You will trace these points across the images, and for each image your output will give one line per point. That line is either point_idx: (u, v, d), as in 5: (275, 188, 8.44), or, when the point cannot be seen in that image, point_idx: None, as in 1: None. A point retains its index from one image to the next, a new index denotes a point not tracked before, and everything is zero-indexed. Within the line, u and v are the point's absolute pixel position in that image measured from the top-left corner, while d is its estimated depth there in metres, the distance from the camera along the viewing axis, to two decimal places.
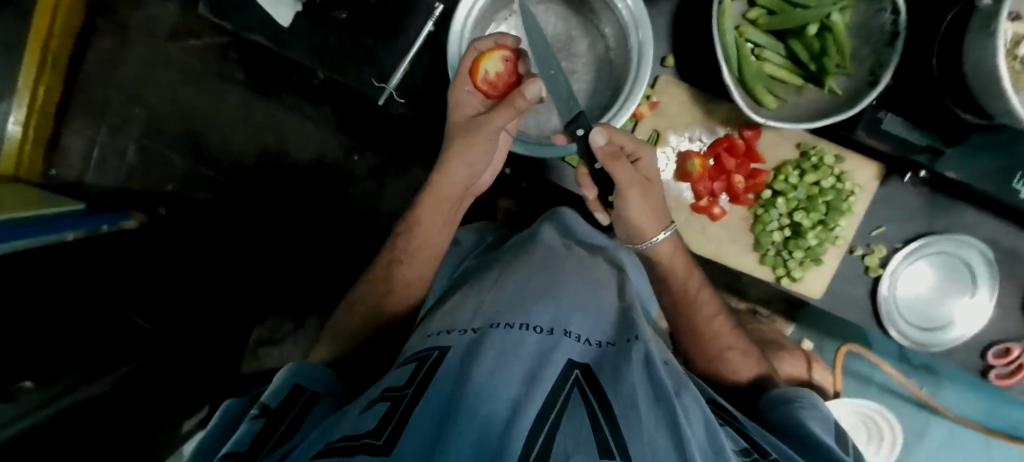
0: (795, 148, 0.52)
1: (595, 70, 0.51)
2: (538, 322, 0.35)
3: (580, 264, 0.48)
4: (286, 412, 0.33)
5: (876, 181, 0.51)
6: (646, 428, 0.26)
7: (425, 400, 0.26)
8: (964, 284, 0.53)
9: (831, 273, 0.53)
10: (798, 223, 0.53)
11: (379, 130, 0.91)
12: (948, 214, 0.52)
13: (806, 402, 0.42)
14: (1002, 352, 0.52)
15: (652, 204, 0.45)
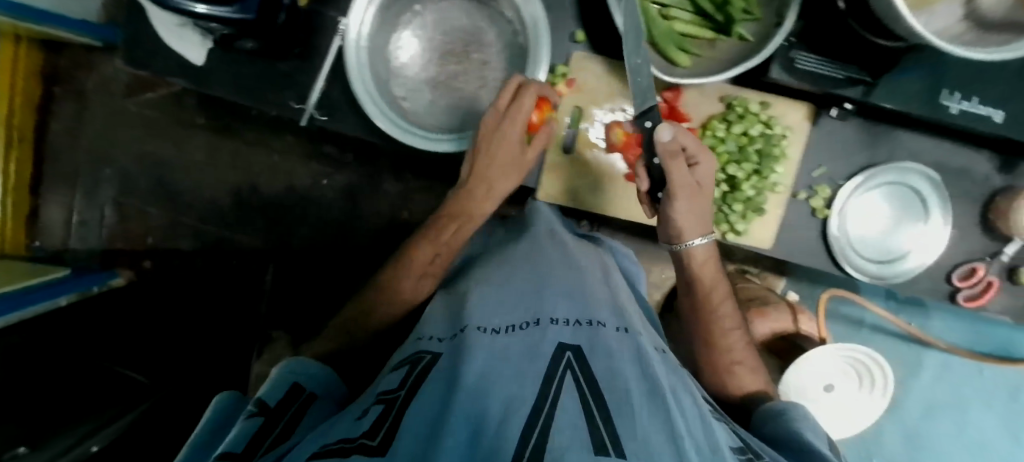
0: (719, 101, 0.51)
1: (505, 55, 0.54)
2: (523, 319, 0.37)
3: (563, 249, 0.49)
4: (283, 414, 0.36)
5: (807, 122, 0.50)
6: (639, 418, 0.27)
7: (417, 406, 0.29)
8: (919, 211, 0.51)
9: (777, 221, 0.51)
10: (733, 176, 0.51)
11: (341, 152, 0.91)
12: (888, 140, 0.49)
13: (798, 411, 0.46)
14: (966, 272, 0.51)
15: (698, 208, 0.48)
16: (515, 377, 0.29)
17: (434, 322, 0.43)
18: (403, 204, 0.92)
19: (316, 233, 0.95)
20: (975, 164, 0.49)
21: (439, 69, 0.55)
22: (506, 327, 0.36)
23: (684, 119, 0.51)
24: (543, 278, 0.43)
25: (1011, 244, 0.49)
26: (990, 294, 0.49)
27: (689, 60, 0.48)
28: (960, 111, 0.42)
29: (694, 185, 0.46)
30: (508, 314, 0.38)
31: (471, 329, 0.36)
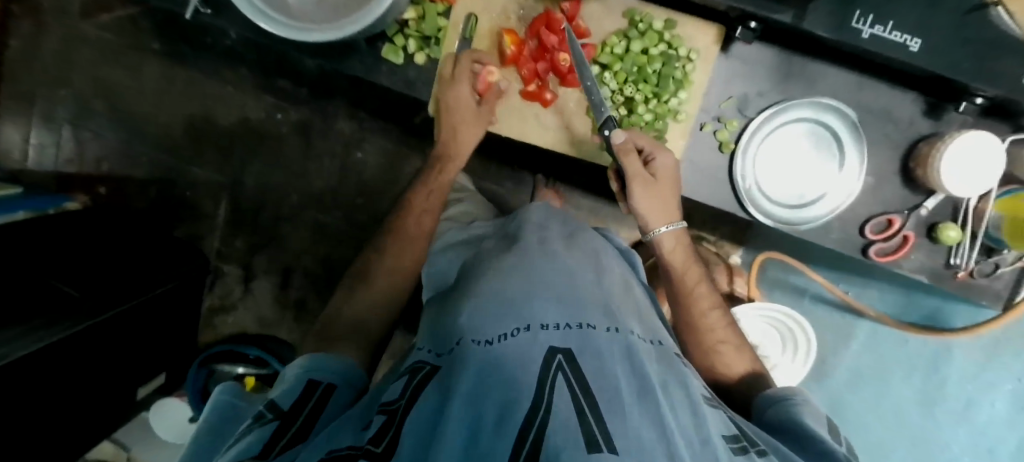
0: (622, 17, 0.52)
1: None
2: (515, 320, 0.35)
3: (562, 243, 0.47)
4: (296, 416, 0.35)
5: (714, 46, 0.52)
6: (633, 422, 0.27)
7: (416, 408, 0.30)
8: (831, 150, 0.53)
9: (680, 150, 0.54)
10: (631, 97, 0.53)
11: (299, 88, 0.91)
12: (804, 73, 0.52)
13: (802, 398, 0.43)
14: (885, 225, 0.54)
15: (657, 198, 0.52)
16: (509, 382, 0.29)
17: (428, 328, 0.44)
18: (358, 143, 0.93)
19: (274, 170, 0.95)
20: (900, 106, 0.52)
21: None
22: (499, 336, 0.34)
23: (585, 35, 0.52)
24: (534, 267, 0.42)
25: (932, 197, 0.52)
26: (906, 248, 0.53)
27: None
28: (870, 36, 0.41)
29: (650, 177, 0.51)
30: (501, 314, 0.36)
31: (466, 342, 0.35)
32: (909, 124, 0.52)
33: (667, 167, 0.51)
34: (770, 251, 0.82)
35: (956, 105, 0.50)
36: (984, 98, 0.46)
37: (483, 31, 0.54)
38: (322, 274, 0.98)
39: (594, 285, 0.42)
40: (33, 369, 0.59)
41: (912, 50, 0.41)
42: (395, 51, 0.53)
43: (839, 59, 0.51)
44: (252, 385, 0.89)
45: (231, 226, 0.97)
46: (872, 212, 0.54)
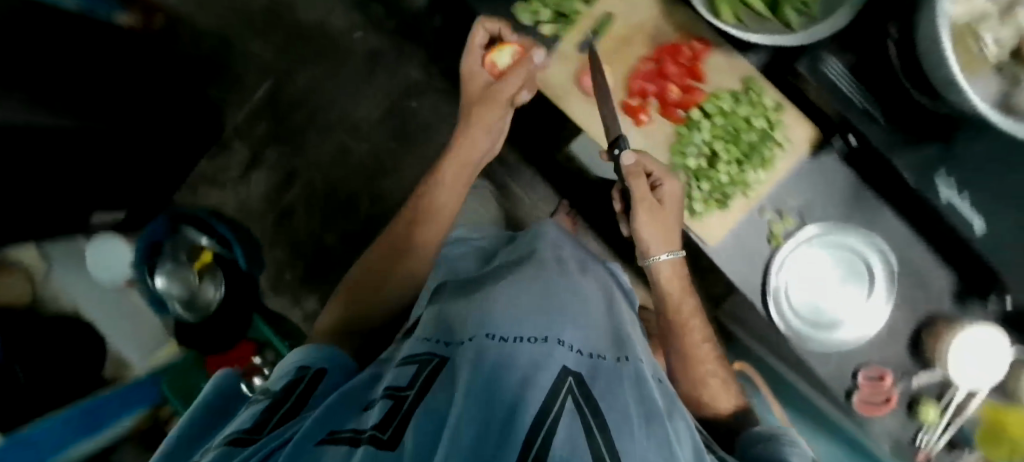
0: (739, 79, 0.56)
1: None
2: (531, 335, 0.41)
3: (577, 282, 0.55)
4: (289, 393, 0.40)
5: (808, 145, 0.55)
6: (635, 442, 0.30)
7: (424, 403, 0.35)
8: (862, 276, 0.54)
9: (734, 223, 0.57)
10: (716, 153, 0.56)
11: (390, 18, 0.93)
12: (870, 209, 0.55)
13: (786, 439, 0.43)
14: (877, 378, 0.55)
15: (661, 223, 0.53)
16: (524, 384, 0.33)
17: (438, 324, 0.50)
18: (421, 92, 0.95)
19: (329, 77, 0.96)
20: (934, 276, 0.54)
21: None
22: (518, 337, 0.40)
23: (701, 78, 0.56)
24: (550, 295, 0.49)
25: (927, 371, 0.54)
26: (887, 409, 0.54)
27: (732, 20, 0.50)
28: (948, 201, 0.46)
29: (654, 201, 0.53)
30: (523, 327, 0.42)
31: (482, 337, 0.40)
32: (937, 298, 0.54)
33: (673, 195, 0.53)
34: (746, 360, 0.84)
35: (984, 303, 0.52)
36: (1011, 300, 0.49)
37: (612, 34, 0.58)
38: (324, 194, 1.00)
39: (596, 329, 0.47)
40: (22, 140, 0.59)
41: (974, 227, 0.45)
42: (527, 12, 0.58)
43: (900, 208, 0.54)
44: (205, 261, 0.89)
45: (263, 109, 0.98)
46: (864, 361, 0.55)
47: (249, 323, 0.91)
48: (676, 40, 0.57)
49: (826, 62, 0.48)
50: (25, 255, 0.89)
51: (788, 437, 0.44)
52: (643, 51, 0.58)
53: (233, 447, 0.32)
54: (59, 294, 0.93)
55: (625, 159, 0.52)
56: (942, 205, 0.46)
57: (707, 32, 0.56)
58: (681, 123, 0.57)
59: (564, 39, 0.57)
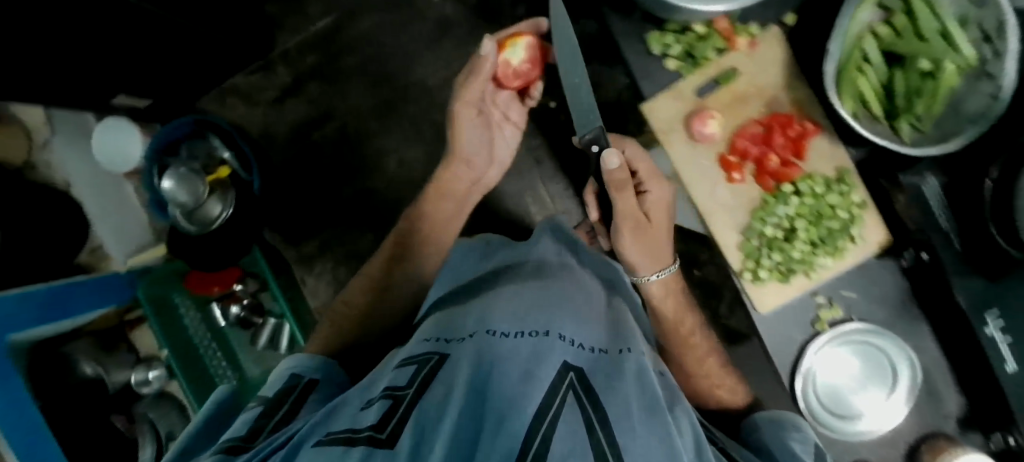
0: (835, 167, 0.57)
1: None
2: (534, 330, 0.47)
3: (587, 292, 0.61)
4: (283, 401, 0.49)
5: (875, 248, 0.57)
6: (637, 430, 0.35)
7: (424, 400, 0.39)
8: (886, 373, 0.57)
9: (790, 296, 0.59)
10: (794, 229, 0.58)
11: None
12: (908, 323, 0.58)
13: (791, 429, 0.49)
14: None
15: (650, 238, 0.59)
16: (526, 379, 0.38)
17: (436, 326, 0.60)
18: None
19: (394, 27, 0.94)
20: (948, 396, 0.58)
21: None
22: (518, 333, 0.46)
23: (801, 156, 0.57)
24: (553, 298, 0.56)
25: None
26: None
27: (852, 108, 0.50)
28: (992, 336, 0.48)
29: (643, 217, 0.59)
30: (523, 324, 0.48)
31: (486, 334, 0.47)
32: (944, 418, 0.58)
33: (658, 202, 0.61)
34: None
35: (987, 436, 0.55)
36: (1009, 442, 0.52)
37: (731, 85, 0.57)
38: (354, 144, 0.97)
39: (596, 329, 0.54)
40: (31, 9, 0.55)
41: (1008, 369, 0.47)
42: (659, 41, 0.53)
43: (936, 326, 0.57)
44: (220, 176, 0.84)
45: (319, 42, 0.96)
46: (854, 453, 0.59)
47: (243, 250, 0.89)
48: (789, 112, 0.57)
49: (916, 177, 0.51)
50: (33, 117, 0.85)
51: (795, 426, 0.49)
52: (755, 112, 0.58)
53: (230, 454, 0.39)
54: (53, 164, 0.87)
55: (608, 162, 0.54)
56: (984, 335, 0.48)
57: (822, 118, 0.56)
58: (770, 191, 0.58)
59: (686, 80, 0.56)
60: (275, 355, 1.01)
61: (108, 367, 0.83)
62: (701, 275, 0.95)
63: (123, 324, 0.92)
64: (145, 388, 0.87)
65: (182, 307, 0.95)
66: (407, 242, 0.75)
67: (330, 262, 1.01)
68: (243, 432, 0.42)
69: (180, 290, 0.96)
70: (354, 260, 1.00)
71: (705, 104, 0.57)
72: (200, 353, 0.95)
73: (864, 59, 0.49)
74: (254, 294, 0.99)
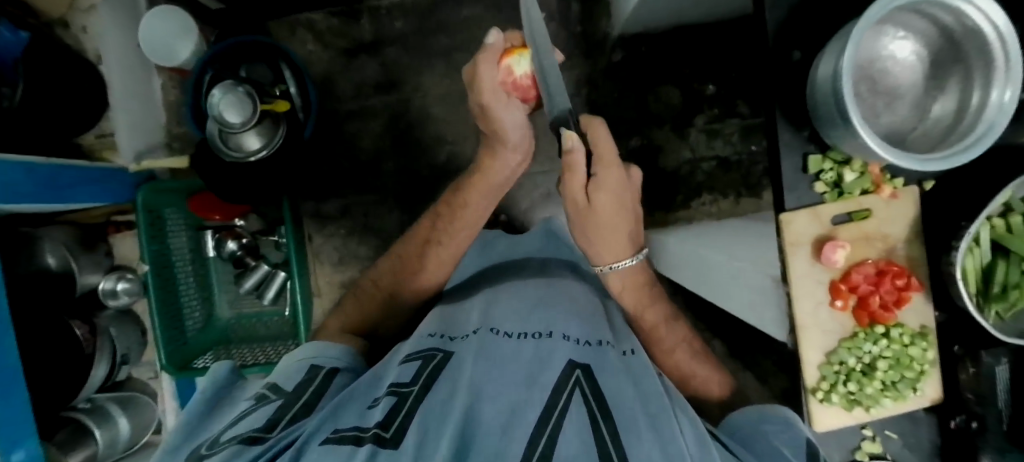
0: (920, 323, 0.45)
1: (946, 117, 0.40)
2: (538, 330, 0.49)
3: (591, 298, 0.62)
4: (302, 392, 0.45)
5: (929, 401, 0.45)
6: (641, 438, 0.36)
7: (429, 396, 0.39)
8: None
9: (852, 422, 0.46)
10: (874, 369, 0.44)
11: (581, 21, 0.98)
12: None
13: (776, 420, 0.49)
14: None
15: (604, 228, 0.57)
16: (527, 386, 0.39)
17: (437, 324, 0.57)
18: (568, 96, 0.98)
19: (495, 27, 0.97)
20: None
21: (867, 92, 0.42)
22: (521, 333, 0.48)
23: (904, 298, 0.44)
24: (556, 300, 0.57)
25: None
26: None
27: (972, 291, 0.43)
28: None
29: (583, 201, 0.56)
30: (528, 325, 0.50)
31: (491, 333, 0.48)
32: None
33: (603, 190, 0.55)
34: None
35: None
36: None
37: (851, 204, 0.45)
38: (414, 121, 0.99)
39: (599, 325, 0.54)
40: None
41: None
42: (819, 164, 0.44)
43: None
44: (277, 109, 0.80)
45: (413, 10, 0.97)
46: None
47: (264, 175, 0.83)
48: (903, 265, 0.45)
49: (990, 358, 0.42)
50: None
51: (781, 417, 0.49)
52: (858, 241, 0.45)
53: (249, 445, 0.36)
54: (89, 31, 0.78)
55: (565, 142, 0.51)
56: None
57: (926, 277, 0.45)
58: (862, 328, 0.45)
59: (826, 204, 0.44)
60: (252, 302, 0.97)
61: (81, 266, 0.75)
62: None
63: (108, 224, 0.83)
64: (112, 300, 0.78)
65: (170, 225, 0.86)
66: (437, 227, 0.67)
67: (344, 228, 1.01)
68: (261, 423, 0.38)
69: (172, 205, 0.86)
70: (370, 233, 1.00)
71: (834, 233, 0.45)
72: (177, 279, 0.87)
73: (973, 241, 0.42)
74: (253, 235, 0.95)
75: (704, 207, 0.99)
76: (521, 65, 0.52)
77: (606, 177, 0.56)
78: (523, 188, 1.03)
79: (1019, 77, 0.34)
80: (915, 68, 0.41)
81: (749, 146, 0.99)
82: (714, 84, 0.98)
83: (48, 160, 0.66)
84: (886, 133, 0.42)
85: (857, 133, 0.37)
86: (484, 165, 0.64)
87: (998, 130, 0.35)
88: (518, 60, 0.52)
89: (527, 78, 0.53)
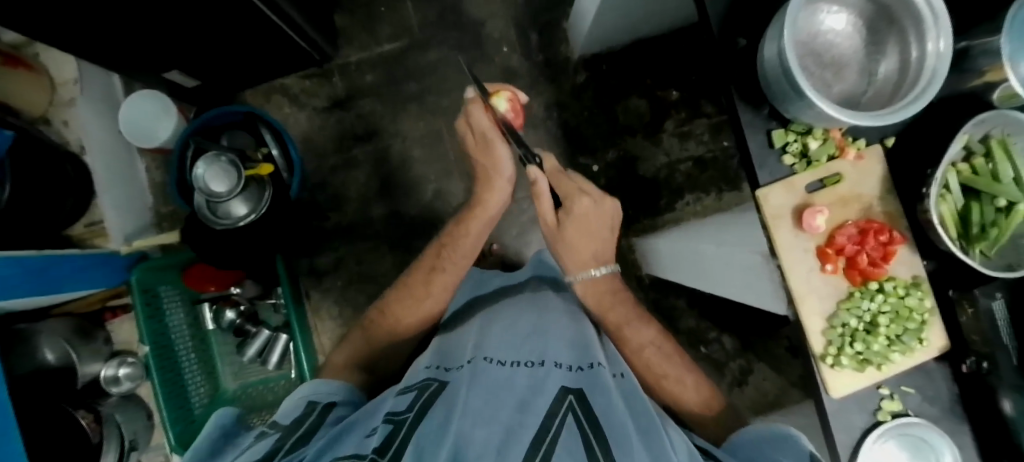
0: (910, 274, 0.46)
1: (892, 77, 0.42)
2: (530, 359, 0.48)
3: (578, 312, 0.62)
4: (298, 424, 0.45)
5: (938, 351, 0.45)
6: (635, 456, 0.36)
7: (422, 425, 0.38)
8: (930, 456, 0.46)
9: (867, 383, 0.45)
10: (877, 325, 0.45)
11: (541, 50, 1.03)
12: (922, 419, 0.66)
13: (776, 437, 0.47)
14: None
15: (578, 242, 0.64)
16: (521, 410, 0.39)
17: (433, 358, 0.55)
18: (540, 119, 1.02)
19: (461, 67, 1.02)
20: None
21: (818, 63, 0.43)
22: (513, 362, 0.47)
23: (891, 254, 0.45)
24: (551, 320, 0.56)
25: None
26: None
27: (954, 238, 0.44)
28: None
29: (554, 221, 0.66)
30: (521, 352, 0.49)
31: (485, 361, 0.47)
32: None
33: (580, 210, 0.64)
34: None
35: None
36: None
37: (822, 170, 0.46)
38: (394, 165, 1.02)
39: (589, 346, 0.52)
40: None
41: None
42: (783, 139, 0.46)
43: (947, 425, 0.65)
44: (261, 172, 0.81)
45: (381, 61, 1.03)
46: None
47: (248, 242, 0.83)
48: (883, 222, 0.46)
49: (986, 296, 0.43)
50: (65, 69, 0.80)
51: (782, 431, 0.47)
52: (837, 209, 0.47)
53: None
54: (71, 124, 0.80)
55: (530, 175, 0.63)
56: None
57: (907, 230, 0.46)
58: (857, 287, 0.46)
59: (797, 174, 0.46)
60: (257, 368, 0.98)
61: (82, 356, 0.73)
62: (707, 353, 1.01)
63: (105, 310, 0.82)
64: (115, 387, 0.76)
65: (166, 300, 0.85)
66: (442, 255, 0.68)
67: (340, 280, 1.01)
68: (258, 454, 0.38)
69: (166, 282, 0.86)
70: (367, 282, 1.01)
71: (810, 200, 0.46)
72: (180, 360, 0.86)
73: (942, 188, 0.44)
74: (251, 301, 0.95)
75: (688, 207, 1.02)
76: (503, 105, 0.64)
77: (577, 205, 0.65)
78: (510, 216, 1.05)
79: (948, 28, 0.37)
80: (853, 37, 0.43)
81: (720, 143, 1.02)
82: (676, 89, 1.02)
83: (39, 252, 0.66)
84: (840, 101, 0.44)
85: (812, 103, 0.39)
86: (482, 199, 0.70)
87: (940, 77, 0.38)
88: (499, 101, 0.64)
89: (512, 115, 0.64)
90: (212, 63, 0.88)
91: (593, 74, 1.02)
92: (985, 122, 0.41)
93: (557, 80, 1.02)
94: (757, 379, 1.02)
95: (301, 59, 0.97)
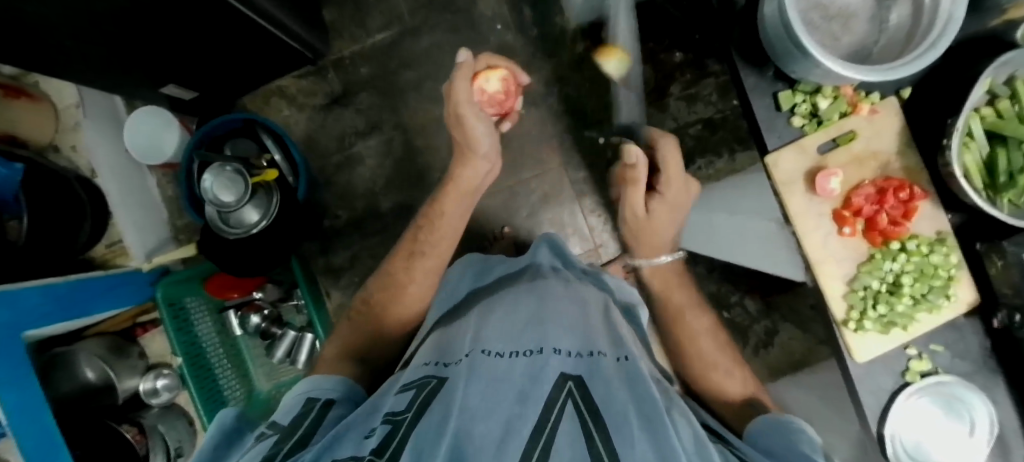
0: (934, 230, 0.44)
1: (903, 25, 0.40)
2: (528, 348, 0.47)
3: (575, 292, 0.61)
4: (297, 426, 0.43)
5: (967, 308, 0.44)
6: (634, 442, 0.35)
7: (421, 424, 0.38)
8: (965, 413, 0.44)
9: (893, 347, 0.44)
10: (901, 286, 0.43)
11: (535, 23, 0.99)
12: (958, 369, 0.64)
13: (793, 429, 0.47)
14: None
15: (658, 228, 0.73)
16: (520, 400, 0.39)
17: (436, 350, 0.54)
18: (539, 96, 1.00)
19: (456, 51, 1.00)
20: None
21: (823, 17, 0.41)
22: (511, 352, 0.46)
23: (912, 212, 0.43)
24: (552, 307, 0.55)
25: None
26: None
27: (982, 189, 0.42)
28: None
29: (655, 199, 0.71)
30: (519, 341, 0.48)
31: (482, 352, 0.46)
32: None
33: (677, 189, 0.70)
34: None
35: None
36: None
37: (833, 131, 0.44)
38: (399, 157, 1.02)
39: (593, 333, 0.52)
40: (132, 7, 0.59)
41: None
42: (790, 100, 0.44)
43: None
44: (265, 178, 0.82)
45: (374, 53, 1.01)
46: None
47: (265, 250, 0.85)
48: (903, 177, 0.44)
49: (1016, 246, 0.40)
50: (66, 95, 0.81)
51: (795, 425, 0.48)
52: (852, 168, 0.45)
53: None
54: (79, 149, 0.82)
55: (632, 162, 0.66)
56: None
57: (930, 184, 0.44)
58: (877, 248, 0.44)
59: (808, 135, 0.45)
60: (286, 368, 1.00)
61: (119, 373, 0.76)
62: (730, 317, 1.01)
63: (135, 326, 0.84)
64: (155, 399, 0.79)
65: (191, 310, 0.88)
66: (419, 238, 0.70)
67: (358, 276, 1.03)
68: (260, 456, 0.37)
69: (190, 292, 0.88)
70: None
71: (824, 162, 0.45)
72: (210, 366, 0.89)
73: (966, 135, 0.41)
74: (274, 304, 0.97)
75: (700, 172, 0.99)
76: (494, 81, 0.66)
77: (672, 186, 0.69)
78: (519, 197, 1.04)
79: None
80: None
81: (730, 102, 0.99)
82: (679, 50, 0.98)
83: (66, 278, 0.68)
84: (850, 54, 0.41)
85: (817, 61, 0.37)
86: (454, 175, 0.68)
87: (957, 21, 0.35)
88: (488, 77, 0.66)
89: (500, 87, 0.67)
90: (207, 74, 0.87)
91: (591, 44, 0.99)
92: (1010, 63, 0.38)
93: (555, 54, 1.00)
94: (783, 339, 1.01)
95: (294, 59, 0.96)
